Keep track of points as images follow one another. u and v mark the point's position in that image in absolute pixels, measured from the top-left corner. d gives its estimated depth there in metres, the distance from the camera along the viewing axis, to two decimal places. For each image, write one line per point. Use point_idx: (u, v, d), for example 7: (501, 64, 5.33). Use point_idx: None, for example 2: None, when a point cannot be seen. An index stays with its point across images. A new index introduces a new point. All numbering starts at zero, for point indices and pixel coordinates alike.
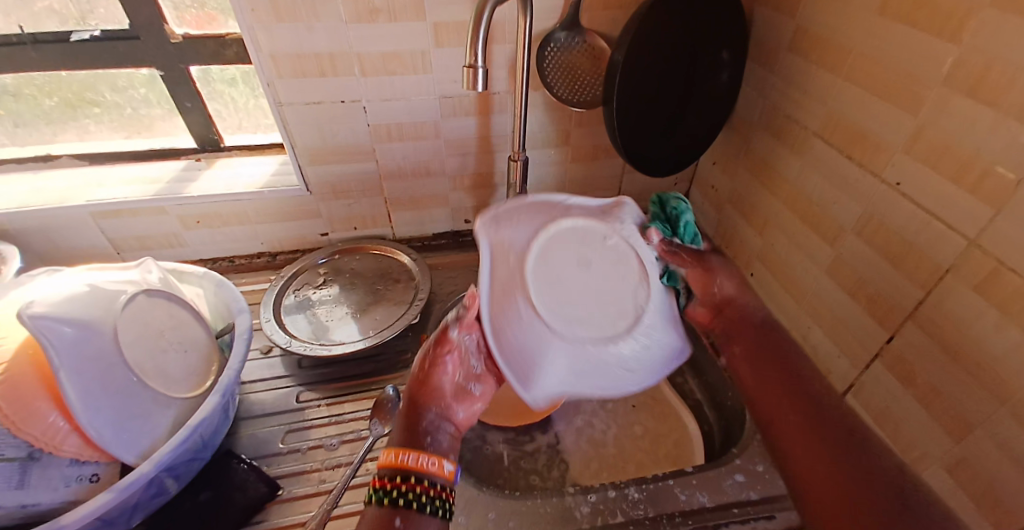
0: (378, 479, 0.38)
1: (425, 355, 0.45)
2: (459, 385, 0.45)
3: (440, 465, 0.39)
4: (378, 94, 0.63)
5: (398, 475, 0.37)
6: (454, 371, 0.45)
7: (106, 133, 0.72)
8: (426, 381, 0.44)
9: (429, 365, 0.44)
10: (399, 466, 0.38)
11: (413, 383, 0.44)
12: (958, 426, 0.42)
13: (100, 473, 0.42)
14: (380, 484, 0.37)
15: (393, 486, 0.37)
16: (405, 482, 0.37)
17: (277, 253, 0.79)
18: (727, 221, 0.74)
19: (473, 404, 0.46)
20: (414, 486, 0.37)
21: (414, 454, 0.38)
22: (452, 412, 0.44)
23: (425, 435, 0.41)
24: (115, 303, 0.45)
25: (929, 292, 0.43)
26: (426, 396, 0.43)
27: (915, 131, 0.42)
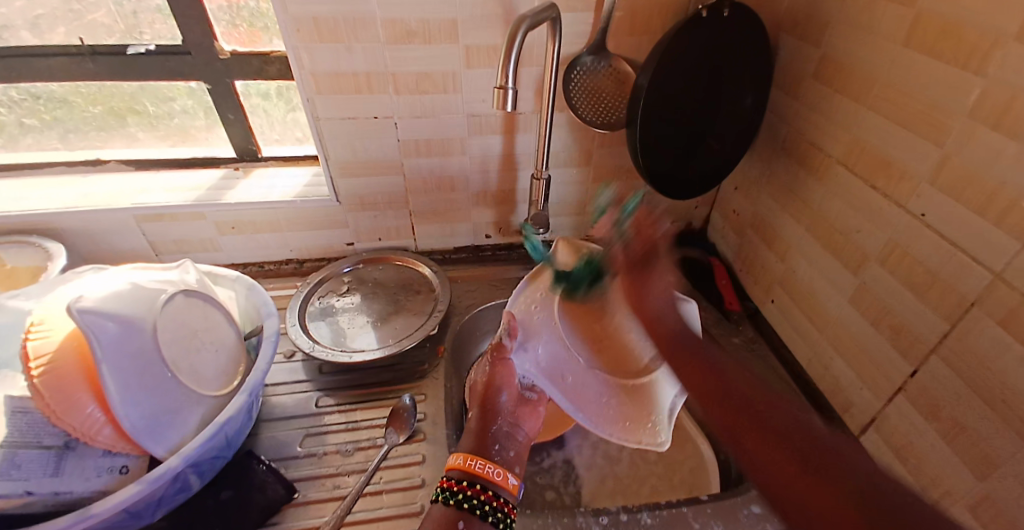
0: (447, 481, 0.42)
1: (489, 371, 0.55)
2: (516, 397, 0.54)
3: (504, 476, 0.43)
4: (409, 112, 0.66)
5: (466, 479, 0.42)
6: (511, 386, 0.54)
7: (152, 141, 0.76)
8: (490, 389, 0.53)
9: (493, 378, 0.54)
10: (467, 471, 0.42)
11: (480, 389, 0.53)
12: (982, 463, 0.41)
13: (129, 465, 0.44)
14: (447, 486, 0.42)
15: (460, 489, 0.41)
16: (471, 487, 0.41)
17: (304, 260, 0.81)
18: (749, 245, 0.74)
19: (527, 414, 0.54)
20: (479, 492, 0.41)
21: (481, 462, 0.43)
22: (517, 423, 0.52)
23: (492, 442, 0.49)
24: (155, 300, 0.48)
25: (954, 325, 0.43)
26: (491, 402, 0.52)
27: (940, 163, 0.42)
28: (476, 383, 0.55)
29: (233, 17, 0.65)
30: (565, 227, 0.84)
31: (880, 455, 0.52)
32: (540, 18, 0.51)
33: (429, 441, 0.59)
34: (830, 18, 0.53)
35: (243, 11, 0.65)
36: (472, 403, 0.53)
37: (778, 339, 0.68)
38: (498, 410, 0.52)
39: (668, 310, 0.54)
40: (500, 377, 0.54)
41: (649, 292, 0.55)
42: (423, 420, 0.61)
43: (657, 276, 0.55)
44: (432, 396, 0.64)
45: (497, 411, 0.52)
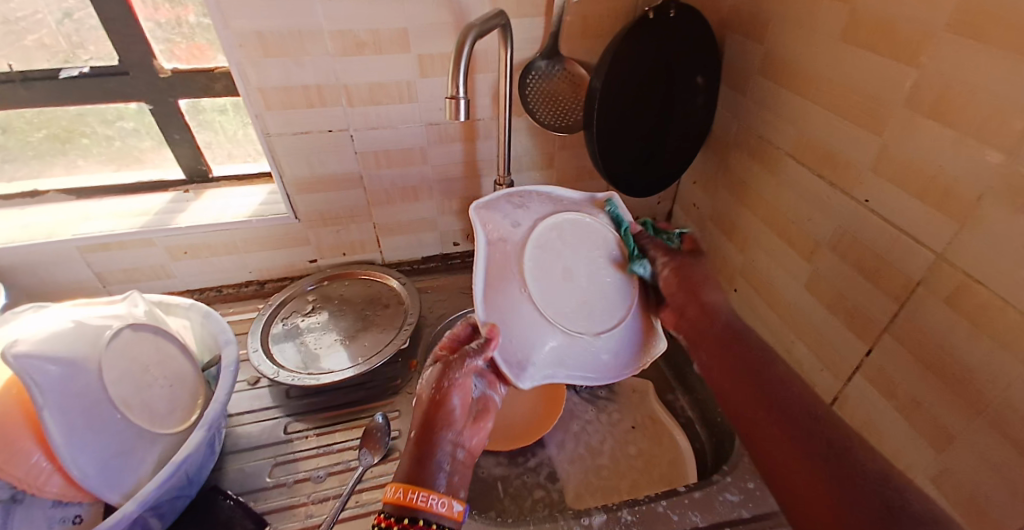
0: (383, 518, 0.38)
1: (437, 381, 0.45)
2: (467, 409, 0.45)
3: (449, 505, 0.39)
4: (365, 124, 0.65)
5: (405, 515, 0.38)
6: (461, 399, 0.44)
7: (94, 167, 0.72)
8: (440, 405, 0.44)
9: (444, 389, 0.44)
10: (407, 505, 0.38)
11: (426, 406, 0.44)
12: (939, 437, 0.43)
13: (83, 514, 0.41)
14: (387, 523, 0.38)
15: (400, 527, 0.37)
16: (412, 524, 0.37)
17: (266, 281, 0.79)
18: (710, 237, 0.76)
19: (477, 430, 0.46)
20: (421, 528, 0.37)
21: (423, 493, 0.39)
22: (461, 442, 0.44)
23: (433, 471, 0.41)
24: (100, 338, 0.45)
25: (904, 306, 0.44)
26: (439, 420, 0.43)
27: (880, 151, 0.44)
28: (419, 393, 0.45)
29: (174, 33, 0.62)
30: None
31: None
32: (487, 26, 0.51)
33: None
34: (771, 15, 0.54)
35: (185, 26, 0.62)
36: (413, 421, 0.44)
37: None
38: (448, 428, 0.43)
39: (723, 309, 0.50)
40: (454, 386, 0.44)
41: (705, 284, 0.51)
42: (397, 438, 0.60)
43: (716, 298, 0.50)
44: (405, 412, 0.63)
45: (443, 434, 0.43)
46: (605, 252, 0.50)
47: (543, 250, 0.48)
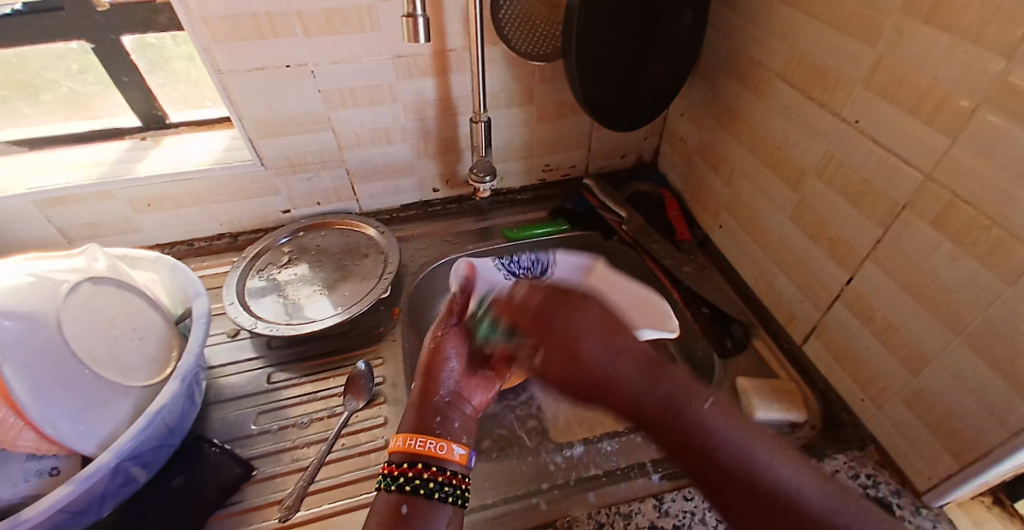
0: (388, 466, 0.39)
1: (436, 335, 0.49)
2: (463, 369, 0.48)
3: (449, 448, 0.40)
4: (326, 57, 0.60)
5: (408, 460, 0.39)
6: (460, 351, 0.48)
7: (42, 116, 0.67)
8: (438, 357, 0.47)
9: (441, 343, 0.48)
10: (408, 450, 0.40)
11: (425, 358, 0.47)
12: (916, 360, 0.43)
13: (60, 466, 0.40)
14: (390, 471, 0.39)
15: (401, 472, 0.38)
16: (411, 468, 0.39)
17: (239, 233, 0.76)
18: (696, 172, 0.73)
19: (475, 386, 0.48)
20: (424, 471, 0.39)
21: (421, 438, 0.40)
22: (462, 398, 0.46)
23: (434, 414, 0.43)
24: (57, 293, 0.43)
25: (888, 230, 0.43)
26: (435, 372, 0.46)
27: (873, 65, 0.41)
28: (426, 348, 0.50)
29: None
30: (514, 172, 0.81)
31: (821, 363, 0.55)
32: None
33: (390, 403, 0.58)
34: None
35: None
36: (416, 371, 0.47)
37: (727, 263, 0.69)
38: (444, 382, 0.46)
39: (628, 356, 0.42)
40: (451, 343, 0.48)
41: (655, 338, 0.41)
42: (381, 383, 0.60)
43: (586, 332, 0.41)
44: (390, 358, 0.63)
45: (444, 379, 0.46)
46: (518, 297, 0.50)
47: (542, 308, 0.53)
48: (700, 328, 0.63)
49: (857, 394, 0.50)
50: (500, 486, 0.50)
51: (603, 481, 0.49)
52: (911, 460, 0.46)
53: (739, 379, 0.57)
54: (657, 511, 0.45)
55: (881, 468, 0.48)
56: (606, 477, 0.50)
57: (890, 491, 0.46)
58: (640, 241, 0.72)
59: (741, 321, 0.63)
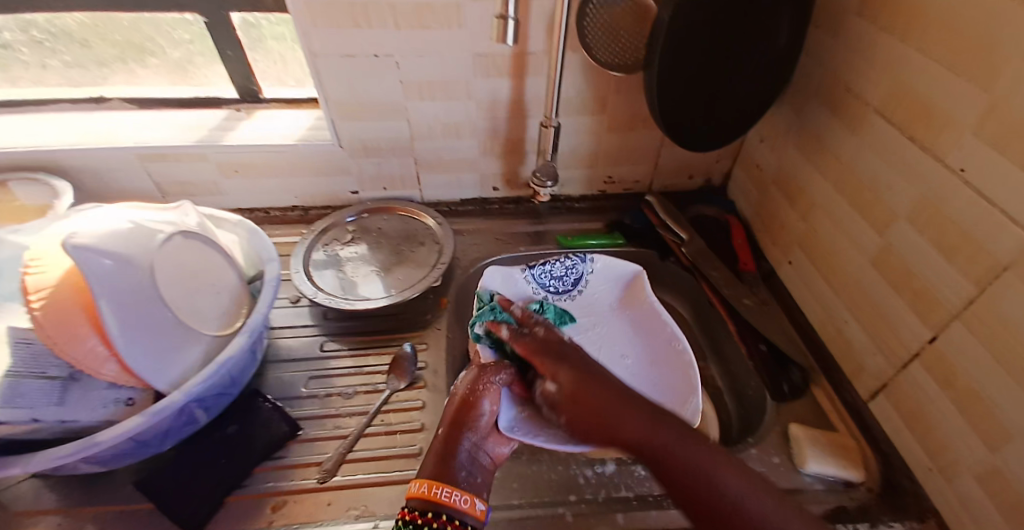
0: (407, 511, 0.38)
1: (472, 384, 0.48)
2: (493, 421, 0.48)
3: (472, 503, 0.39)
4: (412, 50, 0.62)
5: (430, 509, 0.38)
6: (493, 406, 0.48)
7: (152, 78, 0.74)
8: (471, 407, 0.47)
9: (478, 392, 0.48)
10: (430, 499, 0.39)
11: (457, 405, 0.47)
12: (996, 436, 0.39)
13: (136, 398, 0.44)
14: (410, 517, 0.38)
15: (424, 520, 0.38)
16: (435, 518, 0.38)
17: (310, 208, 0.80)
18: (770, 202, 0.70)
19: (499, 441, 0.48)
20: (444, 523, 0.38)
21: (447, 489, 0.40)
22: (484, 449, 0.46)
23: (458, 469, 0.43)
24: (154, 240, 0.47)
25: (983, 290, 0.39)
26: (466, 422, 0.46)
27: (985, 110, 0.38)
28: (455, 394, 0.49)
29: None
30: (577, 180, 0.81)
31: (886, 421, 0.51)
32: None
33: (429, 388, 0.59)
34: None
35: None
36: (443, 418, 0.47)
37: (792, 301, 0.66)
38: (472, 433, 0.46)
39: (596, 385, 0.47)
40: (486, 394, 0.48)
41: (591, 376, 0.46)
42: (423, 369, 0.61)
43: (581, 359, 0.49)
44: (434, 347, 0.64)
45: (469, 434, 0.45)
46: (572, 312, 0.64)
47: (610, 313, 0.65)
48: (755, 367, 0.60)
49: (924, 462, 0.46)
50: (526, 491, 0.50)
51: (632, 505, 0.48)
52: None
53: (791, 426, 0.54)
54: None
55: None
56: (636, 502, 0.49)
57: None
58: (699, 265, 0.70)
59: (799, 364, 0.60)
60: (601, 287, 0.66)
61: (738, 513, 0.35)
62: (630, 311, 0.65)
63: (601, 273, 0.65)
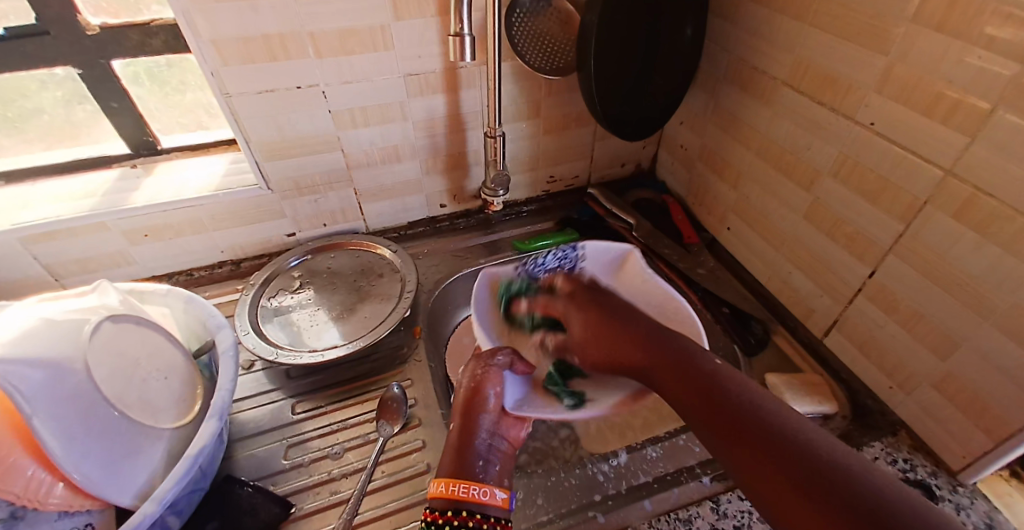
0: (429, 512, 0.39)
1: (474, 371, 0.48)
2: (502, 407, 0.47)
3: (492, 493, 0.40)
4: (338, 78, 0.59)
5: (451, 507, 0.39)
6: (498, 389, 0.47)
7: (21, 147, 0.62)
8: (477, 395, 0.47)
9: (481, 380, 0.47)
10: (451, 498, 0.39)
11: (464, 395, 0.47)
12: (943, 345, 0.45)
13: (95, 522, 0.38)
14: (433, 518, 0.39)
15: (446, 520, 0.38)
16: (456, 515, 0.38)
17: (241, 260, 0.73)
18: (699, 177, 0.76)
19: (513, 424, 0.48)
20: (467, 518, 0.38)
21: (465, 484, 0.40)
22: (500, 435, 0.46)
23: (475, 464, 0.43)
24: (80, 333, 0.40)
25: (909, 224, 0.46)
26: (474, 413, 0.46)
27: (884, 72, 0.44)
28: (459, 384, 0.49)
29: None
30: (521, 185, 0.82)
31: (843, 354, 0.57)
32: None
33: (424, 425, 0.56)
34: None
35: None
36: (454, 413, 0.47)
37: (737, 264, 0.72)
38: (484, 423, 0.46)
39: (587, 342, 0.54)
40: (489, 379, 0.48)
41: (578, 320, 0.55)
42: (414, 406, 0.58)
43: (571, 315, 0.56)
44: (418, 380, 0.61)
45: (481, 423, 0.45)
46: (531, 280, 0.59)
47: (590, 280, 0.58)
48: (722, 329, 0.65)
49: (884, 382, 0.53)
50: (551, 502, 0.49)
51: (654, 488, 0.50)
52: (941, 440, 0.48)
53: (768, 377, 0.58)
54: (716, 514, 0.46)
55: (916, 451, 0.50)
56: (657, 484, 0.50)
57: (927, 473, 0.48)
58: (652, 245, 0.73)
59: (759, 317, 0.65)
60: (597, 270, 0.58)
61: (795, 439, 0.32)
62: (627, 288, 0.57)
63: (594, 252, 0.57)
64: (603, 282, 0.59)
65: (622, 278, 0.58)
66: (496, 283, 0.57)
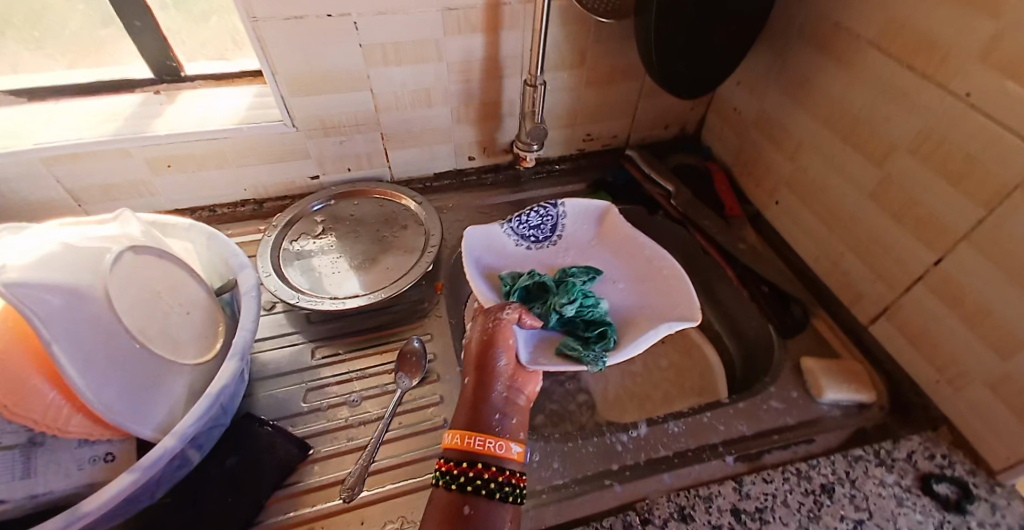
0: (443, 463, 0.38)
1: (483, 326, 0.46)
2: (516, 360, 0.46)
3: (507, 447, 0.39)
4: (372, 7, 0.54)
5: (466, 459, 0.38)
6: (510, 342, 0.46)
7: (43, 63, 0.61)
8: (488, 348, 0.45)
9: (490, 332, 0.46)
10: (465, 449, 0.38)
11: (476, 349, 0.45)
12: (1008, 345, 0.42)
13: (115, 451, 0.37)
14: (447, 468, 0.38)
15: (460, 471, 0.37)
16: (471, 467, 0.38)
17: (264, 200, 0.71)
18: (750, 145, 0.70)
19: (527, 378, 0.45)
20: (481, 471, 0.37)
21: (481, 437, 0.39)
22: (515, 387, 0.44)
23: (489, 416, 0.41)
24: (100, 262, 0.39)
25: (992, 211, 0.41)
26: (487, 365, 0.44)
27: (993, 35, 0.39)
28: (469, 341, 0.47)
29: None
30: (556, 141, 0.77)
31: (889, 344, 0.54)
32: None
33: (443, 382, 0.55)
34: None
35: None
36: (466, 367, 0.45)
37: (781, 242, 0.68)
38: (498, 375, 0.44)
39: None
40: (498, 332, 0.46)
41: None
42: (434, 361, 0.57)
43: None
44: (439, 335, 0.60)
45: (496, 375, 0.44)
46: (522, 243, 0.60)
47: (571, 240, 0.62)
48: (758, 308, 0.62)
49: (931, 377, 0.50)
50: (567, 466, 0.48)
51: (674, 463, 0.48)
52: (987, 443, 0.46)
53: (803, 360, 0.55)
54: (738, 494, 0.44)
55: (955, 449, 0.48)
56: (677, 459, 0.49)
57: (965, 470, 0.46)
58: (691, 217, 0.69)
59: (799, 298, 0.62)
60: (577, 226, 0.63)
61: None
62: (609, 241, 0.61)
63: (573, 210, 0.62)
64: (585, 237, 0.62)
65: (603, 233, 0.62)
66: (487, 242, 0.58)
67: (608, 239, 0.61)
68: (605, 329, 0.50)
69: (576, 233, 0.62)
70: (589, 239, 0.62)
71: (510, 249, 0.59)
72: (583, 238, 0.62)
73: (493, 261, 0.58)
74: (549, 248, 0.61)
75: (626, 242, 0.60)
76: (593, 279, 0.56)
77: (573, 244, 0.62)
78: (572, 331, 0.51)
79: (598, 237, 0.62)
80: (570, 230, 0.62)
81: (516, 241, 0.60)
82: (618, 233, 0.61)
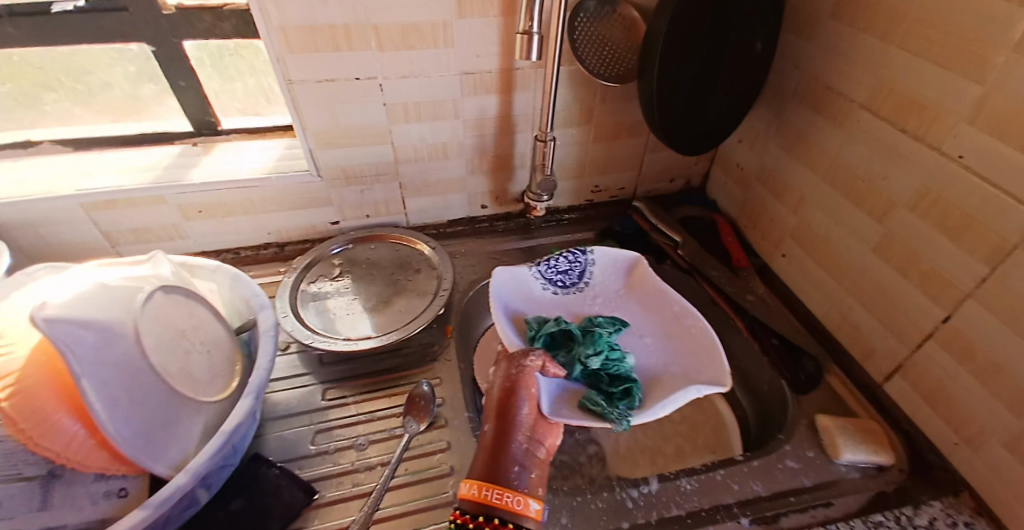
0: (458, 514, 0.39)
1: (506, 373, 0.47)
2: (537, 410, 0.46)
3: (525, 504, 0.38)
4: (396, 71, 0.59)
5: (481, 513, 0.38)
6: (532, 391, 0.46)
7: (92, 117, 0.66)
8: (510, 396, 0.45)
9: (513, 380, 0.47)
10: (481, 501, 0.38)
11: (497, 396, 0.46)
12: (1022, 404, 0.41)
13: (128, 487, 0.38)
14: (463, 521, 0.38)
15: (477, 525, 0.38)
16: (487, 522, 0.38)
17: (286, 244, 0.74)
18: (755, 198, 0.73)
19: (549, 429, 0.46)
20: (496, 526, 0.37)
21: (497, 490, 0.39)
22: (535, 439, 0.44)
23: (508, 467, 0.41)
24: (133, 301, 0.41)
25: (994, 267, 0.42)
26: (507, 413, 0.45)
27: (978, 102, 0.41)
28: (491, 387, 0.48)
29: None
30: (565, 191, 0.81)
31: (904, 400, 0.53)
32: None
33: (451, 428, 0.55)
34: None
35: None
36: (487, 414, 0.46)
37: (790, 293, 0.68)
38: (519, 424, 0.44)
39: None
40: (521, 380, 0.46)
41: None
42: (442, 406, 0.58)
43: None
44: (447, 380, 0.61)
45: (516, 424, 0.44)
46: (548, 287, 0.61)
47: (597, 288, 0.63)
48: (767, 360, 0.62)
49: (948, 436, 0.49)
50: (575, 523, 0.47)
51: (687, 523, 0.47)
52: (1010, 508, 0.44)
53: (818, 418, 0.55)
54: None
55: (979, 516, 0.46)
56: (690, 519, 0.47)
57: None
58: (698, 265, 0.71)
59: (811, 353, 0.61)
60: (605, 276, 0.64)
61: None
62: (636, 294, 0.62)
63: (603, 259, 0.63)
64: (611, 287, 0.63)
65: (631, 285, 0.63)
66: (514, 281, 0.60)
67: (634, 291, 0.62)
68: (630, 386, 0.50)
69: (602, 282, 0.63)
70: (614, 290, 0.63)
71: (535, 292, 0.61)
72: (610, 289, 0.63)
73: (518, 302, 0.59)
74: (573, 295, 0.62)
75: (658, 298, 0.60)
76: (619, 330, 0.56)
77: (598, 293, 0.63)
78: (595, 384, 0.51)
79: (625, 288, 0.63)
80: (597, 279, 0.63)
81: (543, 284, 0.61)
82: (643, 287, 0.62)
